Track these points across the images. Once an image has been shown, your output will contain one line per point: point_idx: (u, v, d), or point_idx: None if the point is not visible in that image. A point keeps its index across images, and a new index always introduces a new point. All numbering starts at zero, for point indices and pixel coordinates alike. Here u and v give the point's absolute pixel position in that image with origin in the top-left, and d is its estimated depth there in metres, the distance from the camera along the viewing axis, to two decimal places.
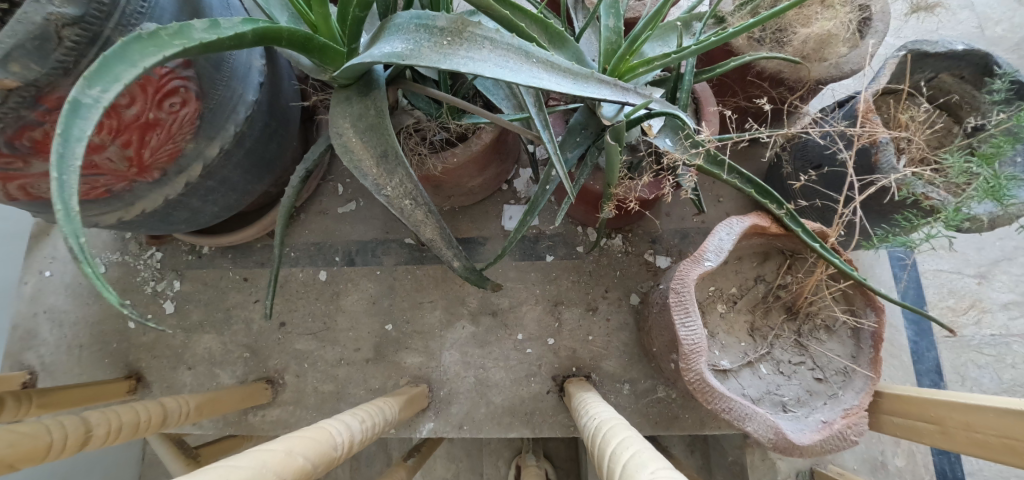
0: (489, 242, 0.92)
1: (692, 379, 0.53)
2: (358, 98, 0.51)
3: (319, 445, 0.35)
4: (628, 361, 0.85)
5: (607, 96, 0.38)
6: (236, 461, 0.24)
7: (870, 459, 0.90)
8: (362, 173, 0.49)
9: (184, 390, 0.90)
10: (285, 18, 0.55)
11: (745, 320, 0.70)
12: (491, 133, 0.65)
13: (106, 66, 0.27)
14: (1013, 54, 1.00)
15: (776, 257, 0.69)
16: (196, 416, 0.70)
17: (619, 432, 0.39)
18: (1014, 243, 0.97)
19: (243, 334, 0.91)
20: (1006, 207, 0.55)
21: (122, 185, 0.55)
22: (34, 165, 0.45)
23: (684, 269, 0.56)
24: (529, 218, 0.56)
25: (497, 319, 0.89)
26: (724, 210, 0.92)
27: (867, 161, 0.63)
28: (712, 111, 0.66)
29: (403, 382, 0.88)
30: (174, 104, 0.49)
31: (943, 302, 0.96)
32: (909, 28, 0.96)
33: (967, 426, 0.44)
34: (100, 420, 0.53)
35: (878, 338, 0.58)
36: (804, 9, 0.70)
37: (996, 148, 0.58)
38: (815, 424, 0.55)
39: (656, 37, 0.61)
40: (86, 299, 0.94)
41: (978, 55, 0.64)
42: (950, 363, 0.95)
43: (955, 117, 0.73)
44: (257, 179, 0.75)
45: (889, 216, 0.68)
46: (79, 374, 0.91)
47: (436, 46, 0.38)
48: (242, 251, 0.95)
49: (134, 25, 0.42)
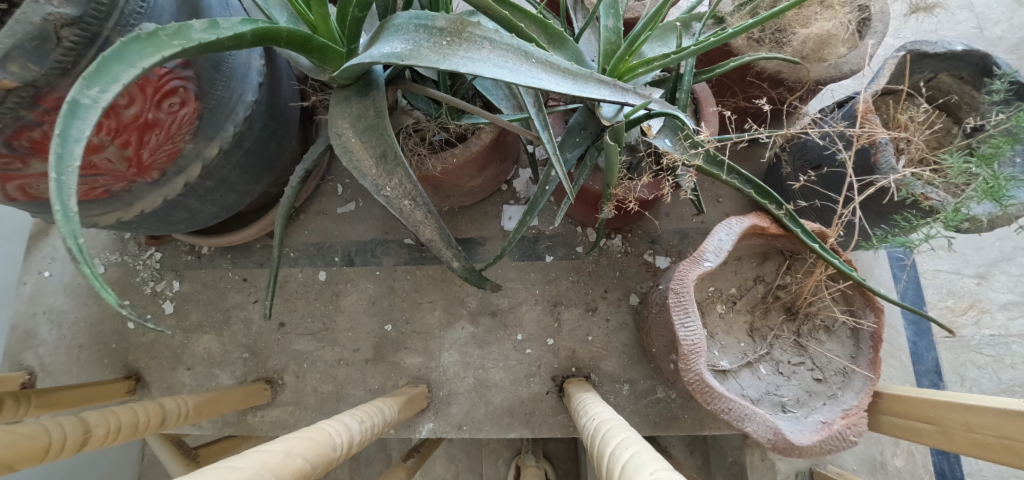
0: (489, 243, 0.92)
1: (691, 380, 0.53)
2: (358, 98, 0.51)
3: (318, 446, 0.35)
4: (627, 361, 0.85)
5: (606, 97, 0.38)
6: (234, 462, 0.24)
7: (869, 460, 0.90)
8: (361, 173, 0.49)
9: (183, 390, 0.90)
10: (285, 18, 0.54)
11: (745, 321, 0.70)
12: (491, 133, 0.65)
13: (104, 67, 0.27)
14: (1012, 54, 1.00)
15: (775, 257, 0.69)
16: (196, 416, 0.70)
17: (619, 433, 0.39)
18: (1013, 243, 0.97)
19: (242, 335, 0.91)
20: (1004, 207, 0.55)
21: (121, 185, 0.55)
22: (33, 165, 0.44)
23: (683, 269, 0.56)
24: (529, 218, 0.56)
25: (497, 320, 0.89)
26: (723, 210, 0.92)
27: (866, 162, 0.63)
28: (711, 111, 0.66)
29: (402, 383, 0.88)
30: (173, 104, 0.49)
31: (942, 302, 0.96)
32: (909, 28, 0.96)
33: (967, 427, 0.44)
34: (99, 420, 0.53)
35: (878, 339, 0.58)
36: (803, 9, 0.70)
37: (995, 149, 0.58)
38: (814, 424, 0.55)
39: (655, 37, 0.61)
40: (85, 300, 0.94)
41: (977, 56, 0.64)
42: (949, 364, 0.95)
43: (954, 117, 0.73)
44: (256, 179, 0.74)
45: (889, 217, 0.68)
46: (78, 375, 0.91)
47: (436, 46, 0.38)
48: (241, 252, 0.95)
49: (133, 25, 0.42)
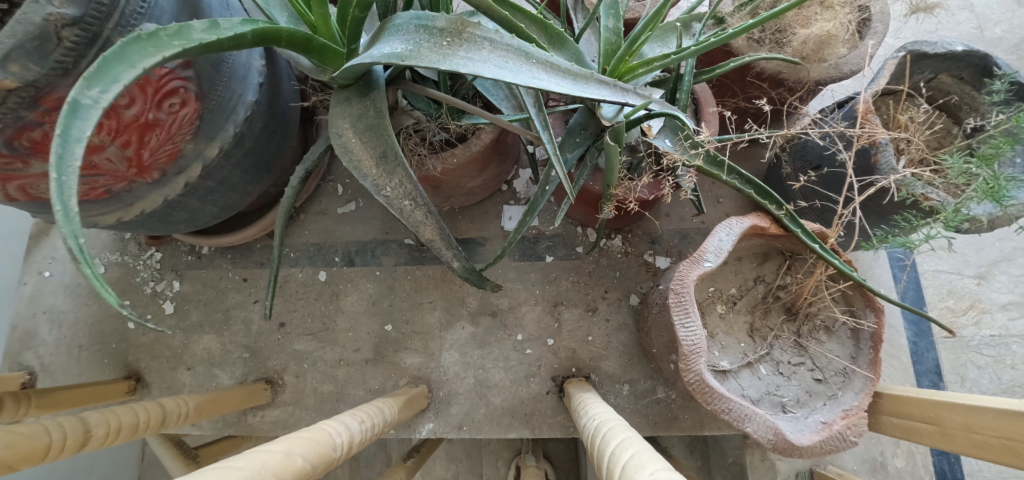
0: (489, 243, 0.92)
1: (691, 380, 0.53)
2: (358, 98, 0.51)
3: (318, 446, 0.35)
4: (627, 362, 0.85)
5: (606, 97, 0.38)
6: (234, 462, 0.24)
7: (870, 460, 0.90)
8: (362, 174, 0.49)
9: (183, 390, 0.90)
10: (285, 18, 0.54)
11: (745, 321, 0.70)
12: (491, 134, 0.65)
13: (105, 67, 0.27)
14: (1012, 55, 1.00)
15: (776, 257, 0.69)
16: (196, 416, 0.70)
17: (619, 433, 0.39)
18: (1013, 244, 0.97)
19: (243, 335, 0.91)
20: (1005, 208, 0.55)
21: (122, 185, 0.55)
22: (34, 165, 0.45)
23: (683, 270, 0.56)
24: (529, 218, 0.56)
25: (497, 320, 0.89)
26: (723, 210, 0.92)
27: (866, 162, 0.63)
28: (712, 112, 0.66)
29: (402, 383, 0.88)
30: (174, 104, 0.49)
31: (942, 302, 0.96)
32: (909, 29, 0.96)
33: (966, 427, 0.44)
34: (99, 420, 0.53)
35: (878, 339, 0.58)
36: (803, 10, 0.71)
37: (995, 150, 0.58)
38: (814, 425, 0.55)
39: (655, 37, 0.61)
40: (86, 300, 0.94)
41: (977, 57, 0.64)
42: (949, 364, 0.95)
43: (954, 118, 0.73)
44: (257, 179, 0.74)
45: (889, 217, 0.68)
46: (78, 375, 0.91)
47: (436, 46, 0.38)
48: (242, 252, 0.95)
49: (134, 25, 0.42)
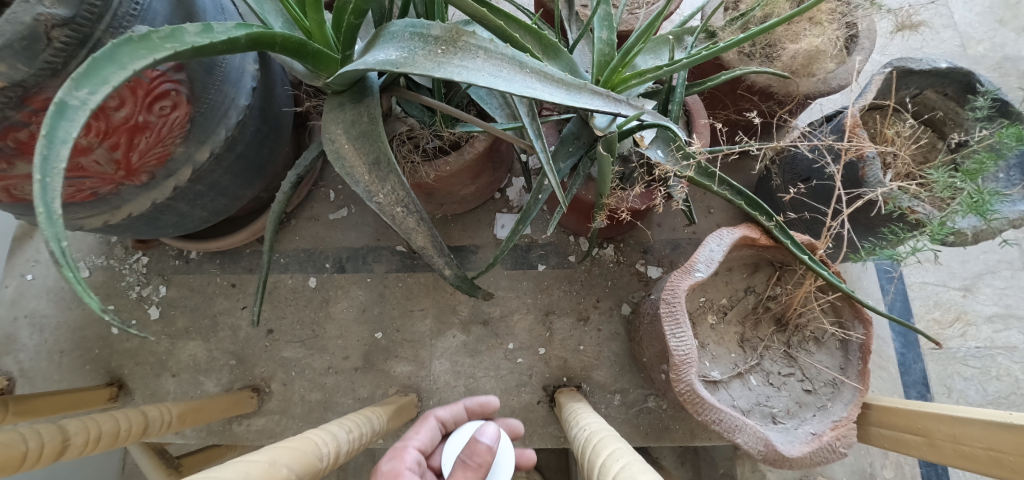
0: (481, 250, 0.92)
1: (681, 390, 0.52)
2: (351, 104, 0.51)
3: (304, 456, 0.34)
4: (618, 371, 0.85)
5: (599, 107, 0.38)
6: (212, 473, 0.23)
7: (858, 471, 0.92)
8: (354, 180, 0.49)
9: (168, 397, 0.88)
10: (280, 24, 0.54)
11: (735, 332, 0.70)
12: (485, 142, 0.66)
13: (95, 67, 0.26)
14: (994, 72, 1.03)
15: (765, 268, 0.70)
16: (181, 424, 0.68)
17: (609, 444, 0.39)
18: (997, 256, 0.99)
19: (230, 341, 0.90)
20: (989, 221, 0.56)
21: (108, 188, 0.54)
22: (18, 166, 0.44)
23: (674, 280, 0.56)
24: (521, 227, 0.55)
25: (489, 328, 0.88)
26: (714, 221, 0.93)
27: (854, 176, 0.64)
28: (703, 124, 0.66)
29: (391, 392, 0.87)
30: (164, 107, 0.48)
31: (929, 314, 0.98)
32: (895, 46, 0.99)
33: (954, 439, 0.44)
34: (79, 428, 0.52)
35: (867, 350, 0.59)
36: (792, 25, 0.72)
37: (979, 165, 0.59)
38: (804, 436, 0.55)
39: (648, 50, 0.62)
40: (69, 303, 0.92)
41: (960, 74, 0.66)
42: (937, 376, 0.96)
43: (939, 133, 0.75)
44: (248, 184, 0.74)
45: (876, 229, 0.69)
46: (58, 381, 0.89)
47: (430, 54, 0.38)
48: (231, 257, 0.93)
49: (126, 27, 0.42)
